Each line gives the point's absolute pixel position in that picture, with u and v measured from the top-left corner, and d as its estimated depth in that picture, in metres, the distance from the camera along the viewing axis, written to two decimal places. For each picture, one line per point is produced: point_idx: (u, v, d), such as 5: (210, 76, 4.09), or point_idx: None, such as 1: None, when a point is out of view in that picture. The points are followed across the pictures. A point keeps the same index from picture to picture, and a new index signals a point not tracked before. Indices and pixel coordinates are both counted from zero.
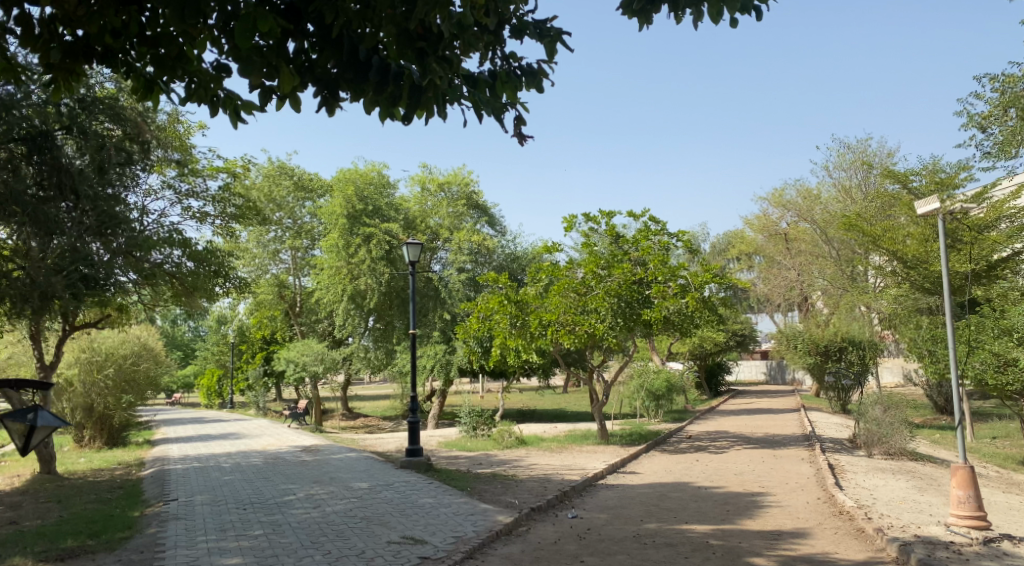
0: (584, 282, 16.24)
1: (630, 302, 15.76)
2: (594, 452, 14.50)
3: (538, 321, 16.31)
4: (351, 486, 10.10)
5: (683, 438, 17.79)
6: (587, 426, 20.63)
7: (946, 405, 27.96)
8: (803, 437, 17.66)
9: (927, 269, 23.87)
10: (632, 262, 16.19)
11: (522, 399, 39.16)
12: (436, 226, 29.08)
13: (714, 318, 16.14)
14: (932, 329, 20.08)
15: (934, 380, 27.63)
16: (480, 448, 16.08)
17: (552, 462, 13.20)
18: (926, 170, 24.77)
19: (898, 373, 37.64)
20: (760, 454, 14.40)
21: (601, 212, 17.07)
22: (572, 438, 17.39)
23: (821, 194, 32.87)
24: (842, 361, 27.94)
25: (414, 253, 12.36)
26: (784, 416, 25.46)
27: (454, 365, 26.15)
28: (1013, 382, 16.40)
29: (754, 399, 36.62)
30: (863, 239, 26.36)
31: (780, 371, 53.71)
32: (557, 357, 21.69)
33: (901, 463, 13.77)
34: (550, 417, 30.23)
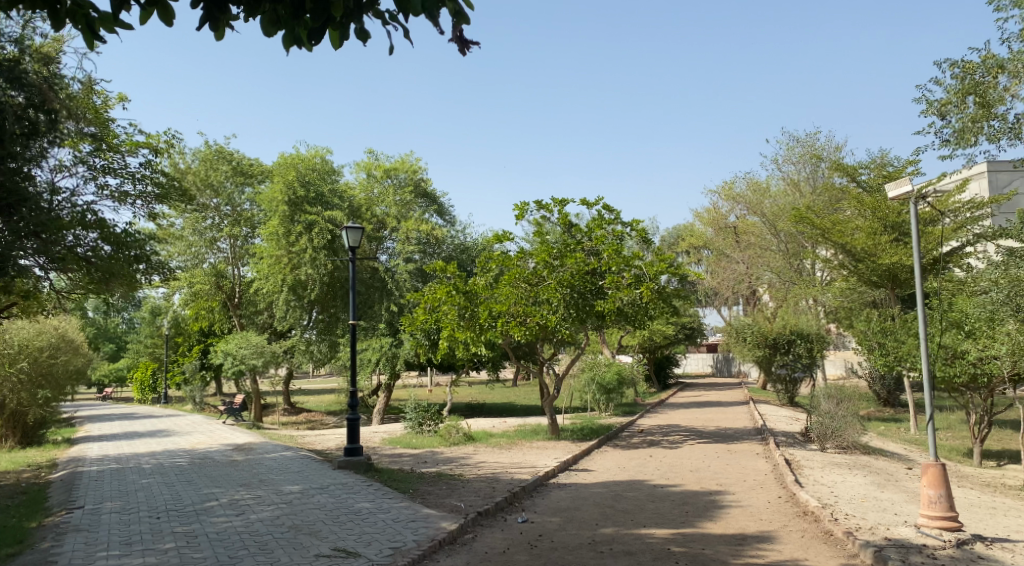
0: (536, 272, 15.70)
1: (583, 293, 15.27)
2: (545, 448, 13.93)
3: (487, 313, 15.57)
4: (281, 490, 9.26)
5: (635, 433, 17.38)
6: (537, 421, 20.07)
7: (889, 397, 28.44)
8: (754, 431, 17.43)
9: (875, 262, 24.11)
10: (586, 252, 15.66)
11: (470, 393, 38.53)
12: (382, 215, 28.06)
13: (669, 310, 15.71)
14: (881, 320, 20.15)
15: (878, 372, 28.03)
16: (425, 445, 15.35)
17: (501, 460, 12.56)
18: (874, 164, 24.99)
19: (841, 365, 38.32)
20: (714, 449, 14.05)
21: (554, 199, 16.48)
22: (522, 433, 16.79)
23: (770, 187, 32.95)
24: (790, 354, 28.08)
25: (355, 238, 11.53)
26: (733, 409, 25.39)
27: (400, 358, 25.28)
28: (961, 374, 16.56)
29: (702, 392, 36.73)
30: (813, 231, 26.34)
31: (727, 364, 54.34)
32: (506, 350, 21.08)
33: (855, 457, 13.56)
34: (499, 411, 29.65)
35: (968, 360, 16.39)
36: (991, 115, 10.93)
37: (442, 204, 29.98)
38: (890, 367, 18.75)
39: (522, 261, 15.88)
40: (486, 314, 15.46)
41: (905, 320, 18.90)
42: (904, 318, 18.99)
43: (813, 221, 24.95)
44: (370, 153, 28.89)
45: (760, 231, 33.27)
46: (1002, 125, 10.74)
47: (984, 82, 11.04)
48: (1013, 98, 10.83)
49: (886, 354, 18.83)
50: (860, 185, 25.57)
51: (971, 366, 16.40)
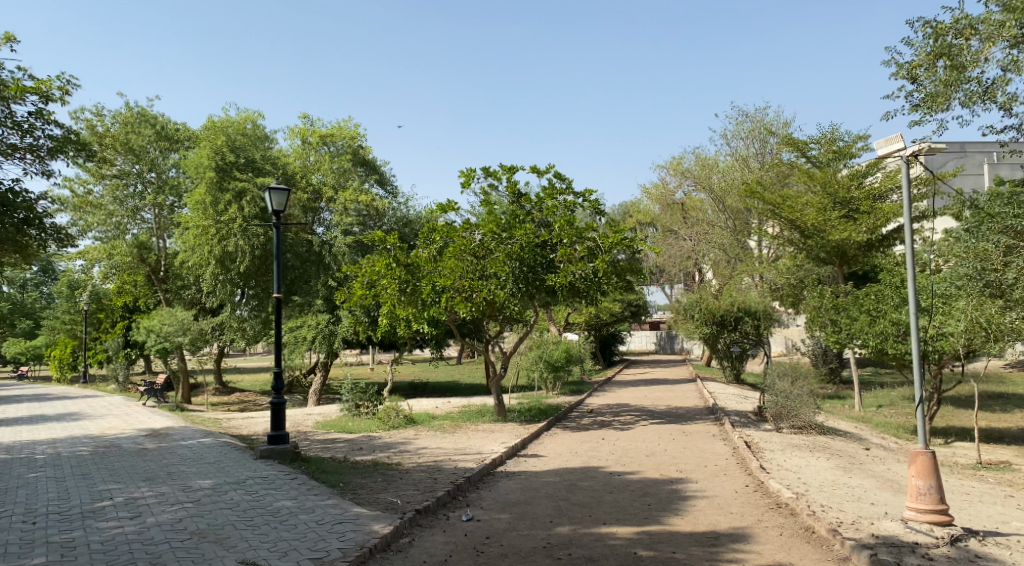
0: (482, 245, 14.72)
1: (532, 267, 14.35)
2: (490, 432, 13.04)
3: (431, 287, 14.52)
4: (189, 486, 8.07)
5: (585, 413, 16.65)
6: (482, 401, 19.17)
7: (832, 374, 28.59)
8: (706, 410, 16.91)
9: (825, 239, 23.97)
10: (535, 223, 14.74)
11: (413, 372, 37.47)
12: (318, 184, 26.81)
13: (624, 285, 14.87)
14: (832, 296, 19.86)
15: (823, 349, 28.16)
16: (362, 429, 14.24)
17: (444, 445, 11.58)
18: (824, 139, 24.63)
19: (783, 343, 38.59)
20: (668, 430, 13.39)
21: (502, 167, 15.44)
22: (466, 415, 15.85)
23: (717, 163, 32.51)
24: (738, 332, 27.88)
25: (281, 201, 10.35)
26: (681, 386, 25.05)
27: (338, 336, 24.01)
28: (912, 351, 16.36)
29: (647, 369, 36.53)
30: (763, 207, 25.91)
31: (670, 341, 54.67)
32: (450, 328, 20.09)
33: (812, 438, 13.08)
34: (443, 390, 28.68)
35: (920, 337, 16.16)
36: (964, 77, 10.29)
37: (383, 173, 28.67)
38: (841, 345, 18.47)
39: (468, 232, 14.82)
40: (428, 288, 14.36)
41: (858, 297, 18.58)
42: (856, 295, 18.67)
43: (764, 196, 24.52)
44: (305, 117, 27.51)
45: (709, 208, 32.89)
46: (976, 88, 10.09)
47: (956, 44, 10.46)
48: (987, 61, 10.21)
49: (839, 330, 18.50)
50: (812, 161, 25.27)
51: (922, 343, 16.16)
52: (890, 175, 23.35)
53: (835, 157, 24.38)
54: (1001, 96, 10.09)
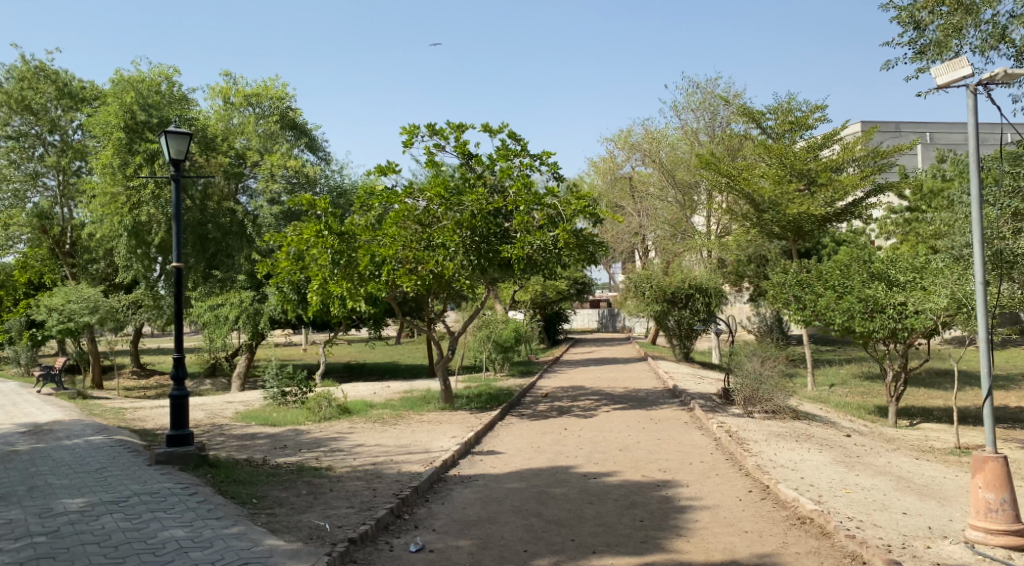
0: (428, 212, 13.07)
1: (485, 236, 12.79)
2: (437, 424, 11.45)
3: (369, 258, 12.67)
4: (50, 508, 6.20)
5: (539, 397, 15.25)
6: (425, 386, 17.54)
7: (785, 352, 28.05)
8: (667, 392, 15.72)
9: (781, 212, 23.10)
10: (487, 188, 13.16)
11: (348, 353, 35.47)
12: (242, 149, 24.50)
13: (588, 259, 13.41)
14: (794, 270, 18.91)
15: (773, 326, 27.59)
16: (287, 421, 12.45)
17: (384, 443, 9.94)
18: (780, 109, 23.68)
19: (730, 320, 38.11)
20: (634, 417, 12.09)
21: (450, 124, 13.71)
22: (408, 403, 14.24)
23: (666, 135, 31.36)
24: (689, 309, 26.92)
25: (181, 146, 8.40)
26: (632, 366, 23.97)
27: (264, 315, 22.01)
28: (879, 330, 15.52)
29: (594, 348, 35.47)
30: (718, 179, 24.88)
31: (612, 319, 54.03)
32: (389, 305, 18.35)
33: (788, 423, 11.99)
34: (380, 372, 26.95)
35: (889, 315, 15.40)
36: (978, 19, 9.17)
37: (313, 138, 26.52)
38: (805, 322, 17.51)
39: (411, 198, 13.12)
40: (366, 259, 12.59)
41: (822, 273, 17.61)
42: (820, 270, 17.66)
43: (720, 167, 23.48)
44: (226, 76, 25.09)
45: (660, 181, 31.69)
46: (991, 31, 8.99)
47: None
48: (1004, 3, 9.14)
49: (803, 307, 17.52)
50: (766, 132, 24.39)
51: (891, 321, 15.36)
52: (848, 147, 22.70)
53: (790, 129, 23.54)
54: (1016, 42, 8.99)
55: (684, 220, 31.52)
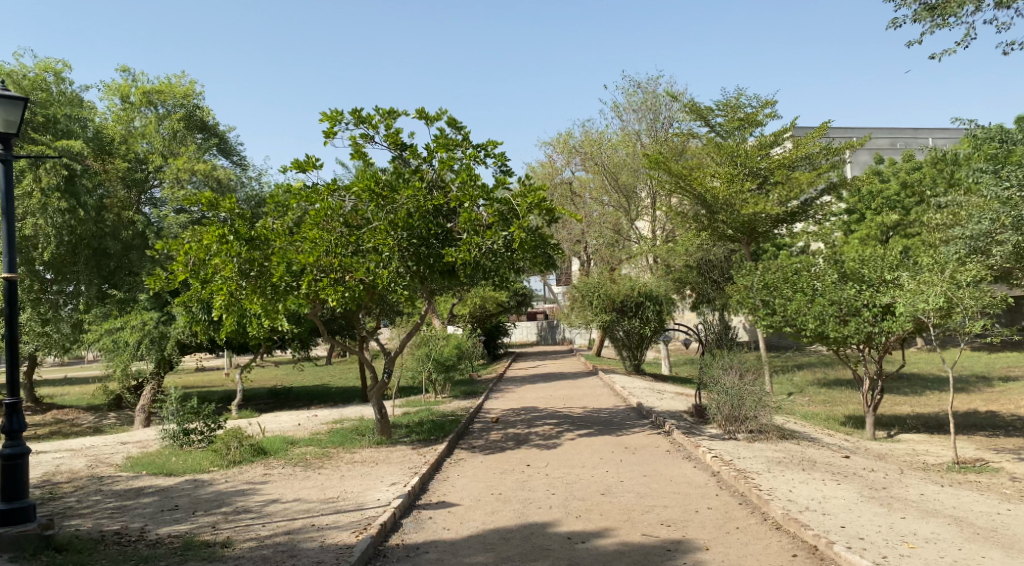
0: (357, 212, 11.12)
1: (424, 239, 10.92)
2: (372, 467, 9.46)
3: (285, 267, 10.55)
4: None
5: (489, 424, 13.33)
6: (356, 414, 15.38)
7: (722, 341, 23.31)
8: (632, 412, 14.07)
9: (735, 212, 22.04)
10: (424, 183, 11.31)
11: (272, 377, 32.75)
12: (146, 154, 22.07)
13: (545, 263, 11.60)
14: (755, 271, 17.59)
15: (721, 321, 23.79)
16: (187, 468, 10.18)
17: (304, 500, 7.81)
18: (728, 106, 22.71)
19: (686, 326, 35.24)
20: (605, 446, 10.37)
21: (380, 110, 11.76)
22: (336, 437, 12.13)
23: (606, 138, 30.00)
24: (638, 318, 25.45)
25: (13, 112, 6.43)
26: (583, 381, 22.28)
27: (171, 339, 19.43)
28: (854, 335, 14.36)
29: (538, 362, 33.66)
30: (665, 180, 23.59)
31: (551, 330, 52.78)
32: (315, 323, 16.18)
33: (779, 445, 10.53)
34: (308, 398, 24.54)
35: (865, 318, 14.25)
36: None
37: (227, 140, 24.04)
38: (772, 329, 16.19)
39: (334, 196, 11.15)
40: (281, 268, 10.46)
41: (788, 274, 16.25)
42: (786, 270, 16.31)
43: (670, 166, 22.18)
44: (125, 72, 22.47)
45: (601, 186, 30.28)
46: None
47: None
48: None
49: (769, 312, 16.16)
50: (714, 131, 23.39)
51: (867, 324, 14.27)
52: (801, 143, 21.83)
53: (740, 126, 22.53)
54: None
55: (627, 225, 30.25)
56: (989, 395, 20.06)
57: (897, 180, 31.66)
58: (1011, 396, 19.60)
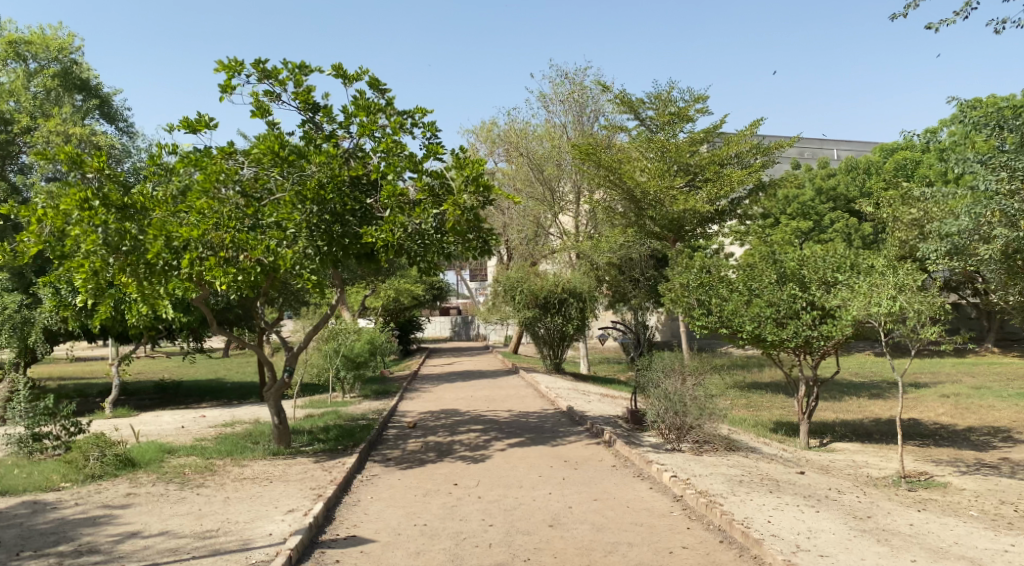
0: (258, 180, 9.39)
1: (338, 215, 9.33)
2: (266, 486, 7.81)
3: (163, 243, 8.60)
4: None
5: (405, 430, 11.80)
6: (251, 416, 13.48)
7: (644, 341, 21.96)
8: (562, 416, 12.86)
9: (666, 208, 21.27)
10: (339, 152, 9.69)
11: (160, 371, 29.77)
12: (13, 114, 19.16)
13: (479, 248, 10.23)
14: (687, 267, 16.79)
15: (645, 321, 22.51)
16: (29, 485, 8.15)
17: (174, 535, 6.12)
18: (659, 99, 21.91)
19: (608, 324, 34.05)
20: (540, 459, 9.08)
21: (288, 63, 9.96)
22: (224, 445, 10.30)
23: (530, 128, 28.76)
24: (561, 316, 24.32)
25: None
26: (503, 380, 21.00)
27: (35, 325, 16.77)
28: (792, 338, 13.70)
29: (453, 359, 32.23)
30: (594, 172, 22.48)
31: (466, 328, 51.40)
32: (207, 311, 14.14)
33: (731, 459, 9.57)
34: (198, 394, 22.05)
35: (805, 321, 13.60)
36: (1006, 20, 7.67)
37: (110, 104, 21.30)
38: (706, 331, 15.38)
39: (228, 160, 9.36)
40: (159, 242, 8.54)
41: (724, 274, 15.48)
42: (723, 268, 15.50)
43: (601, 158, 21.19)
44: None
45: (523, 177, 29.03)
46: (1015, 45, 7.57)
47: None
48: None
49: (704, 313, 15.32)
50: (644, 125, 22.57)
51: (806, 328, 13.65)
52: (732, 141, 21.27)
53: (671, 121, 21.78)
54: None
55: (550, 219, 29.23)
56: (904, 401, 20.13)
57: (812, 186, 31.94)
58: (926, 403, 19.71)
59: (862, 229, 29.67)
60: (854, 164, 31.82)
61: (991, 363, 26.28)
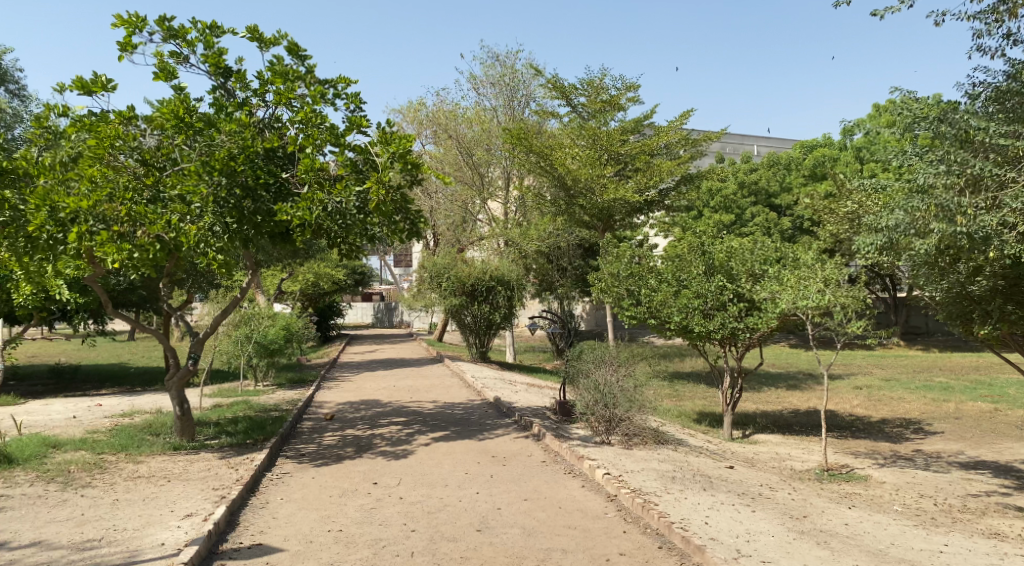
0: (160, 149, 8.49)
1: (251, 190, 8.54)
2: (163, 486, 7.02)
3: (45, 214, 7.56)
4: None
5: (323, 422, 11.09)
6: (153, 406, 12.45)
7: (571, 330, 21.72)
8: (488, 407, 12.41)
9: (596, 197, 21.04)
10: (253, 121, 8.89)
11: (56, 354, 27.64)
12: None
13: (406, 231, 9.64)
14: (617, 256, 16.58)
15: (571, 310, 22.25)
16: None
17: (48, 547, 5.32)
18: (591, 85, 21.61)
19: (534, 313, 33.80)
20: (467, 454, 8.59)
21: (198, 22, 9.05)
22: (119, 438, 9.36)
23: (460, 110, 28.07)
24: (488, 304, 23.82)
25: None
26: (427, 369, 20.37)
27: None
28: (719, 330, 13.68)
29: (375, 346, 31.28)
30: (525, 158, 21.94)
31: (389, 313, 50.28)
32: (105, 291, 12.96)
33: (660, 454, 9.35)
34: (96, 381, 20.47)
35: (731, 313, 13.59)
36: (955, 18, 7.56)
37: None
38: (635, 321, 15.20)
39: (127, 125, 8.43)
40: (41, 214, 7.49)
41: (652, 264, 15.34)
42: (651, 258, 15.34)
43: (531, 144, 20.76)
44: None
45: (451, 161, 28.31)
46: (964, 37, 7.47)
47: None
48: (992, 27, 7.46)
49: (632, 303, 15.14)
50: (576, 112, 22.25)
51: (732, 320, 13.64)
52: (662, 131, 21.22)
53: (602, 109, 21.51)
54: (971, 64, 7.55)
55: (478, 205, 28.64)
56: (820, 393, 20.61)
57: (736, 180, 32.49)
58: (840, 395, 20.23)
59: (781, 224, 30.35)
60: (775, 159, 32.48)
61: (897, 356, 27.35)
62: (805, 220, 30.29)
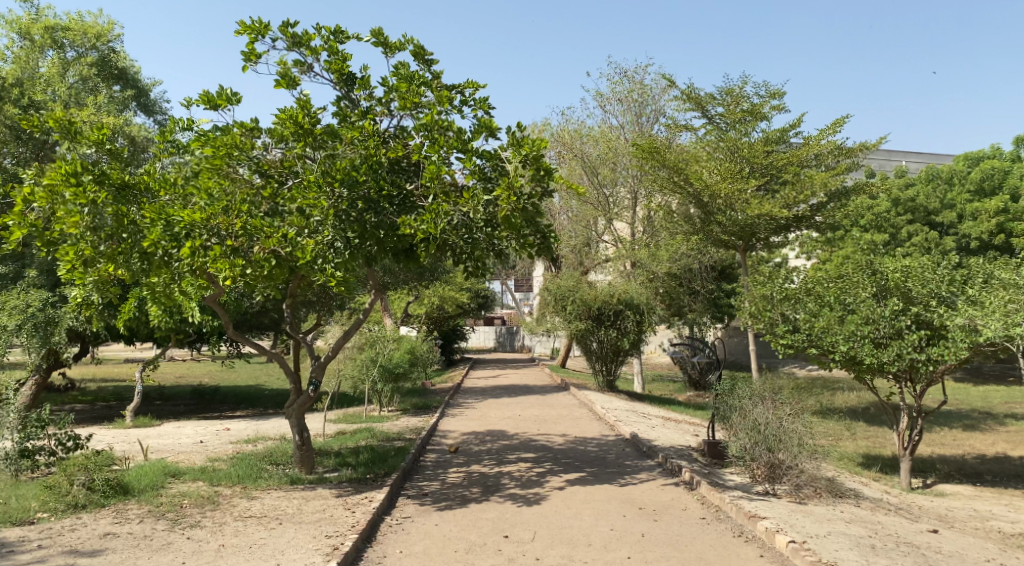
0: (281, 161, 8.02)
1: (372, 202, 7.86)
2: (276, 529, 6.31)
3: (161, 228, 7.19)
4: None
5: (447, 455, 10.23)
6: (278, 433, 12.08)
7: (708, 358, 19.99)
8: (625, 445, 11.14)
9: (735, 213, 19.33)
10: (377, 130, 8.18)
11: (199, 375, 28.76)
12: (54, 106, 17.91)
13: (537, 247, 8.64)
14: (765, 278, 14.89)
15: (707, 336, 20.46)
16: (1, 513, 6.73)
17: None
18: (730, 94, 20.11)
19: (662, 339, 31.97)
20: (608, 503, 7.42)
21: (323, 29, 8.57)
22: (240, 468, 8.87)
23: (585, 129, 27.17)
24: (616, 328, 22.45)
25: None
26: (553, 398, 19.27)
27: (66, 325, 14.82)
28: (895, 362, 11.74)
29: (498, 371, 30.56)
30: (657, 173, 20.51)
31: (511, 338, 49.72)
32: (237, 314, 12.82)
33: (842, 511, 7.76)
34: (230, 402, 20.80)
35: (910, 342, 11.64)
36: None
37: (147, 95, 20.51)
38: (790, 351, 13.47)
39: (249, 137, 8.00)
40: (157, 229, 7.16)
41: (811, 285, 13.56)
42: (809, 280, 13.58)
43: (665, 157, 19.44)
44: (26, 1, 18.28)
45: (576, 182, 27.37)
46: None
47: None
48: None
49: (787, 330, 13.43)
50: (713, 124, 20.79)
51: (911, 349, 11.68)
52: (810, 140, 19.32)
53: (743, 119, 19.90)
54: None
55: (603, 226, 27.48)
56: (1006, 435, 17.72)
57: (889, 196, 29.51)
58: None
59: (943, 243, 27.13)
60: (935, 172, 29.26)
61: None
62: (973, 238, 26.94)
